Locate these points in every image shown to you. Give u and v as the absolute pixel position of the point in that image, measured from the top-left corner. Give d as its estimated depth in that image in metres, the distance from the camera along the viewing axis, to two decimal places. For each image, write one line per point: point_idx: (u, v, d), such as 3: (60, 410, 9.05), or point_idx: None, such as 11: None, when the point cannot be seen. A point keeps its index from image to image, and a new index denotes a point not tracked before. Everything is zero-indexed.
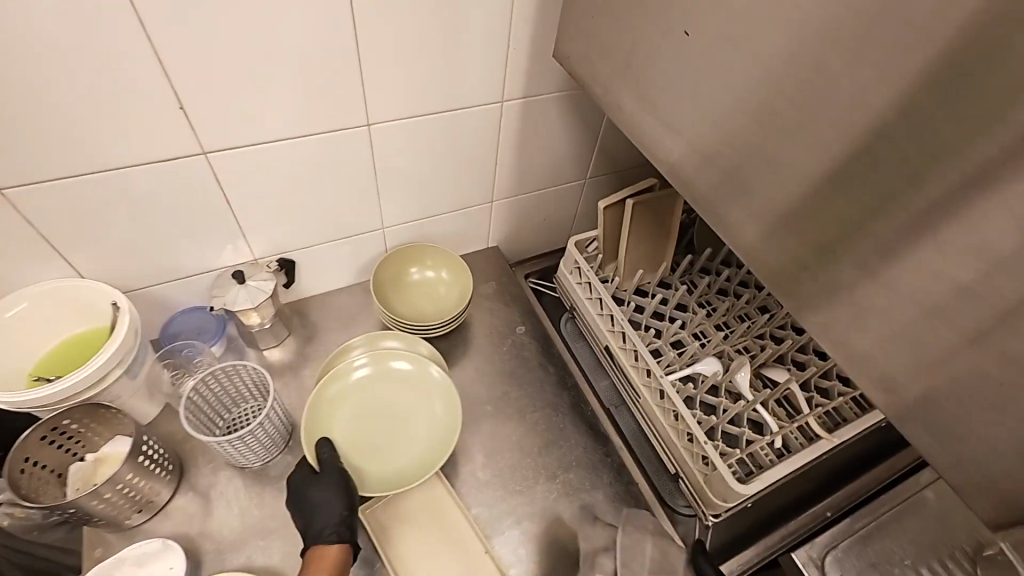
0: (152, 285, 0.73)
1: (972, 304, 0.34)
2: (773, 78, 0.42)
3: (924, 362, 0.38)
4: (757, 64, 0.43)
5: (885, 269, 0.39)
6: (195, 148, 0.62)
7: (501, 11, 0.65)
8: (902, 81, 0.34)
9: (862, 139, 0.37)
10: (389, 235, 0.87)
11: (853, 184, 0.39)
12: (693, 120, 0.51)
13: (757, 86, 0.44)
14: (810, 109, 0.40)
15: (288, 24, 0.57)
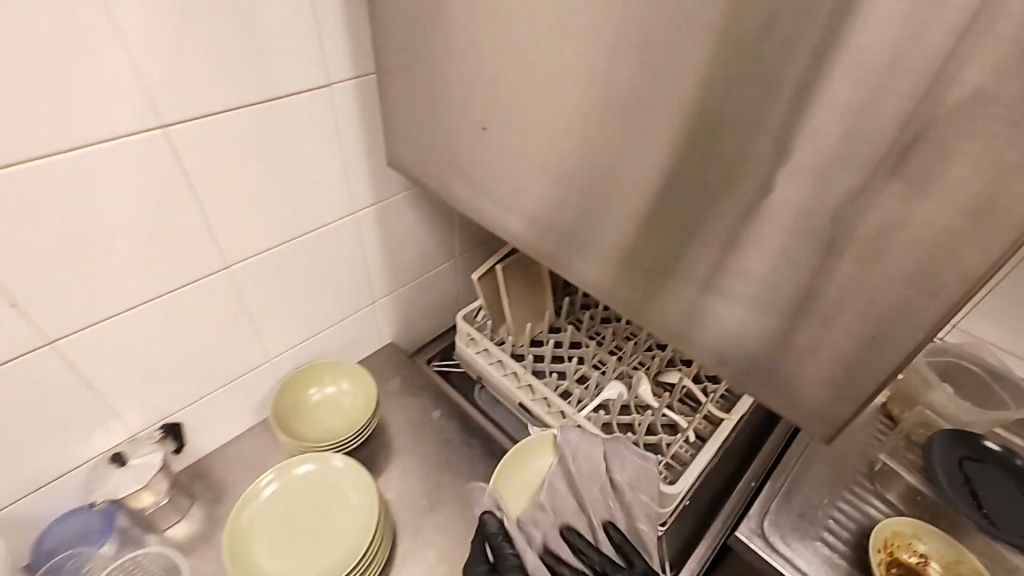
0: (15, 502, 0.65)
1: (741, 279, 0.44)
2: (552, 147, 0.53)
3: (734, 332, 0.48)
4: (540, 140, 0.54)
5: (682, 269, 0.48)
6: (39, 340, 0.59)
7: (331, 137, 0.72)
8: (638, 130, 0.45)
9: (631, 177, 0.48)
10: (279, 366, 0.86)
11: (635, 212, 0.49)
12: (512, 192, 0.60)
13: (546, 155, 0.54)
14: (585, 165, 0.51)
15: (124, 196, 0.57)
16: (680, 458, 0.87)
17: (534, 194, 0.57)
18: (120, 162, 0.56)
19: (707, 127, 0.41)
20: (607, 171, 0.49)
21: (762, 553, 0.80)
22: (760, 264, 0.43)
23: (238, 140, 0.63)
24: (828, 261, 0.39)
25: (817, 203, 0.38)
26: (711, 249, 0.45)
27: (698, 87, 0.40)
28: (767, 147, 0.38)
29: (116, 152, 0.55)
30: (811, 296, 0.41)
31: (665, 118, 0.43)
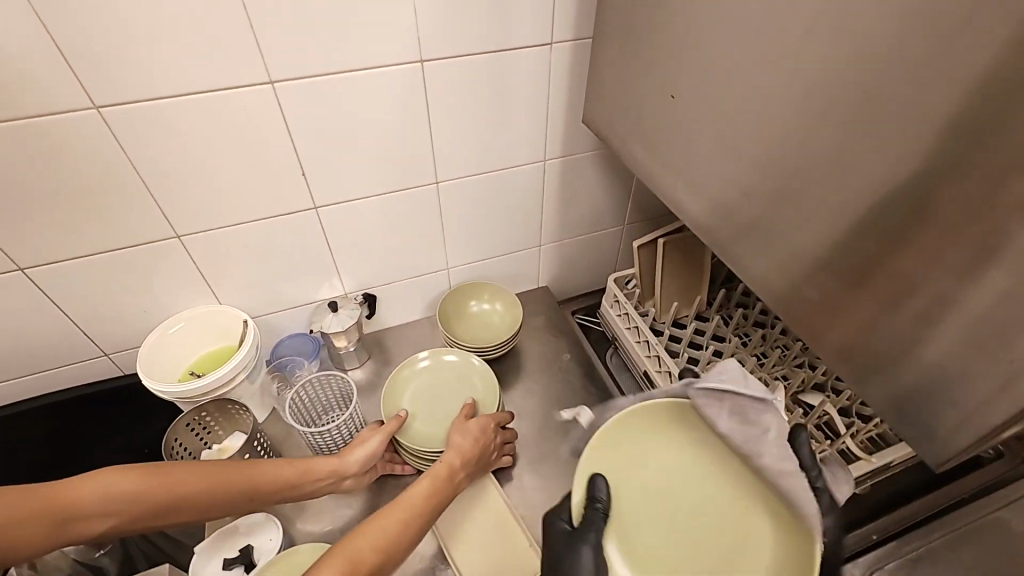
0: (269, 311, 0.92)
1: (893, 279, 0.44)
2: (736, 121, 0.56)
3: (871, 336, 0.47)
4: (726, 112, 0.57)
5: (834, 259, 0.49)
6: (310, 203, 0.82)
7: (541, 89, 0.82)
8: (825, 112, 0.46)
9: (805, 158, 0.49)
10: (453, 275, 1.03)
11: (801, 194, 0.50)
12: (686, 160, 0.64)
13: (728, 128, 0.57)
14: (762, 142, 0.53)
15: (383, 110, 0.76)
16: None
17: (708, 165, 0.61)
18: (389, 83, 0.74)
19: (898, 115, 0.41)
20: (782, 150, 0.51)
21: None
22: (918, 267, 0.42)
23: (472, 79, 0.78)
24: (995, 284, 0.37)
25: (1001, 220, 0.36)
26: (871, 247, 0.45)
27: (899, 72, 0.40)
28: (964, 150, 0.37)
29: (387, 75, 0.73)
30: (966, 318, 0.40)
31: (856, 101, 0.44)
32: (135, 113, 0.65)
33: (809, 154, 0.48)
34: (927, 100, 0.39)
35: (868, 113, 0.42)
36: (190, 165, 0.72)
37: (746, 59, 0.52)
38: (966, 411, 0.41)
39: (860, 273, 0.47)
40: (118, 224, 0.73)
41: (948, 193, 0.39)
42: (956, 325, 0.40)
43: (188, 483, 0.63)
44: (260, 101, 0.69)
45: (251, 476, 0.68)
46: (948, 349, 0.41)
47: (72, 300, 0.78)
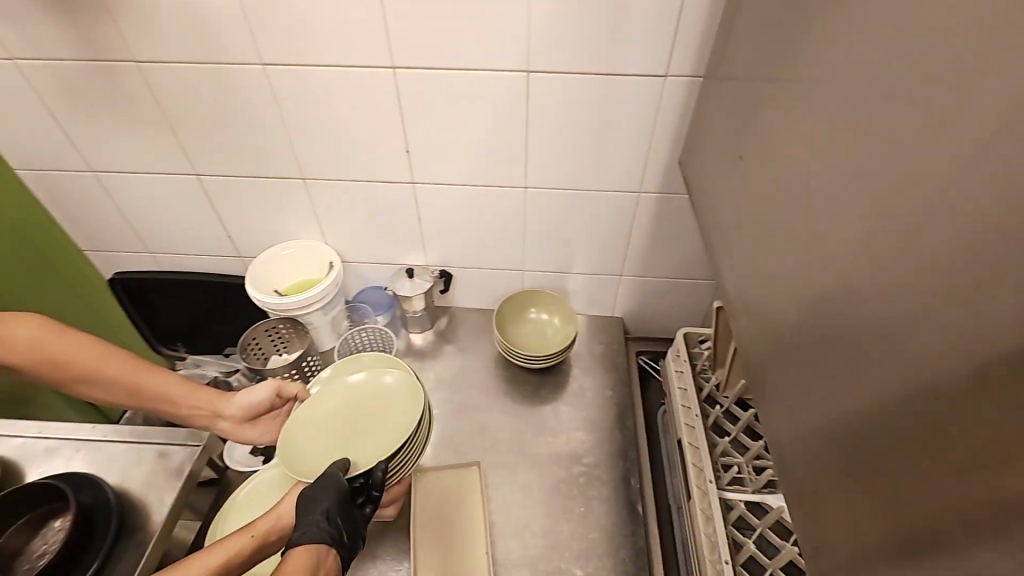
0: (360, 261, 1.06)
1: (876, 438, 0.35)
2: (782, 200, 0.49)
3: (844, 497, 0.39)
4: (776, 187, 0.50)
5: (829, 389, 0.41)
6: (409, 178, 0.92)
7: (647, 120, 0.79)
8: (856, 213, 0.38)
9: (826, 263, 0.41)
10: (526, 278, 1.06)
11: (818, 302, 0.42)
12: (738, 229, 0.58)
13: (775, 205, 0.50)
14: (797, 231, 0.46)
15: (485, 110, 0.81)
16: None
17: (754, 243, 0.54)
18: (494, 89, 0.78)
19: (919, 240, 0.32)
20: (813, 245, 0.43)
21: None
22: (900, 437, 0.33)
23: (575, 98, 0.78)
24: (956, 492, 0.29)
25: (981, 418, 0.27)
26: (860, 394, 0.37)
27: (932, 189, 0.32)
28: (963, 313, 0.29)
29: (493, 79, 0.77)
30: (925, 520, 0.31)
31: (884, 210, 0.35)
32: (288, 74, 0.79)
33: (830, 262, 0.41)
34: (944, 240, 0.30)
35: (889, 235, 0.35)
36: (321, 126, 0.85)
37: (803, 138, 0.45)
38: None
39: (846, 419, 0.38)
40: (263, 158, 0.90)
41: (937, 362, 0.30)
42: (915, 524, 0.32)
43: (68, 359, 0.74)
44: (380, 83, 0.79)
45: (134, 378, 0.78)
46: (907, 548, 0.32)
47: (224, 209, 0.99)
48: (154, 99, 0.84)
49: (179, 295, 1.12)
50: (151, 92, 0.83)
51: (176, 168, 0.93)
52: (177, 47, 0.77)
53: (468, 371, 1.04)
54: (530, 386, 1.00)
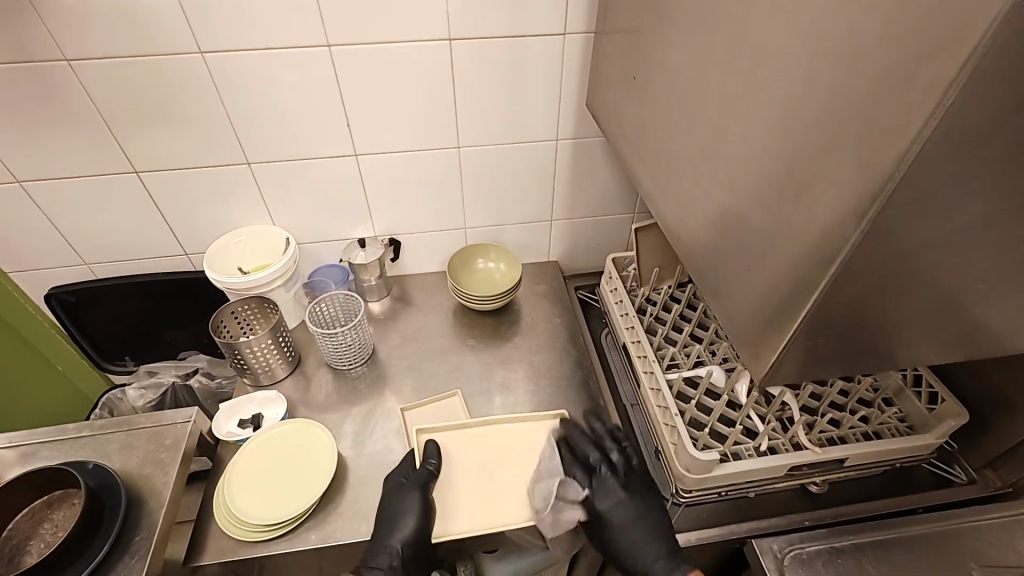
0: (312, 241, 1.12)
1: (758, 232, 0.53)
2: (668, 92, 0.68)
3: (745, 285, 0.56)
4: (665, 86, 0.69)
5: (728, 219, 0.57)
6: (351, 151, 1.00)
7: (556, 74, 0.94)
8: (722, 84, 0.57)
9: (702, 124, 0.61)
10: (470, 235, 1.17)
11: (716, 160, 0.59)
12: (644, 129, 0.78)
13: (664, 96, 0.70)
14: (684, 112, 0.65)
15: (416, 79, 0.92)
16: (739, 455, 0.88)
17: (667, 140, 0.70)
18: (422, 61, 0.90)
19: (766, 87, 0.50)
20: (697, 113, 0.62)
21: (768, 571, 0.78)
22: (776, 223, 0.50)
23: (493, 60, 0.91)
24: (817, 229, 0.45)
25: (820, 177, 0.44)
26: (755, 204, 0.53)
27: (769, 58, 0.49)
28: (802, 116, 0.46)
29: (422, 48, 0.88)
30: (800, 258, 0.47)
31: (742, 82, 0.53)
32: (228, 59, 0.85)
33: (724, 125, 0.57)
34: (783, 81, 0.47)
35: (744, 100, 0.52)
36: (263, 108, 0.91)
37: (690, 47, 0.62)
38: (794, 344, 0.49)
39: (748, 230, 0.55)
40: (208, 148, 0.95)
41: (794, 155, 0.47)
42: (795, 270, 0.49)
43: None
44: (318, 59, 0.87)
45: None
46: (792, 288, 0.49)
47: (167, 203, 1.01)
48: (87, 97, 0.86)
49: (123, 302, 1.10)
50: (83, 90, 0.85)
51: (113, 166, 0.94)
52: (113, 41, 0.81)
53: (432, 325, 1.13)
54: (491, 327, 1.12)
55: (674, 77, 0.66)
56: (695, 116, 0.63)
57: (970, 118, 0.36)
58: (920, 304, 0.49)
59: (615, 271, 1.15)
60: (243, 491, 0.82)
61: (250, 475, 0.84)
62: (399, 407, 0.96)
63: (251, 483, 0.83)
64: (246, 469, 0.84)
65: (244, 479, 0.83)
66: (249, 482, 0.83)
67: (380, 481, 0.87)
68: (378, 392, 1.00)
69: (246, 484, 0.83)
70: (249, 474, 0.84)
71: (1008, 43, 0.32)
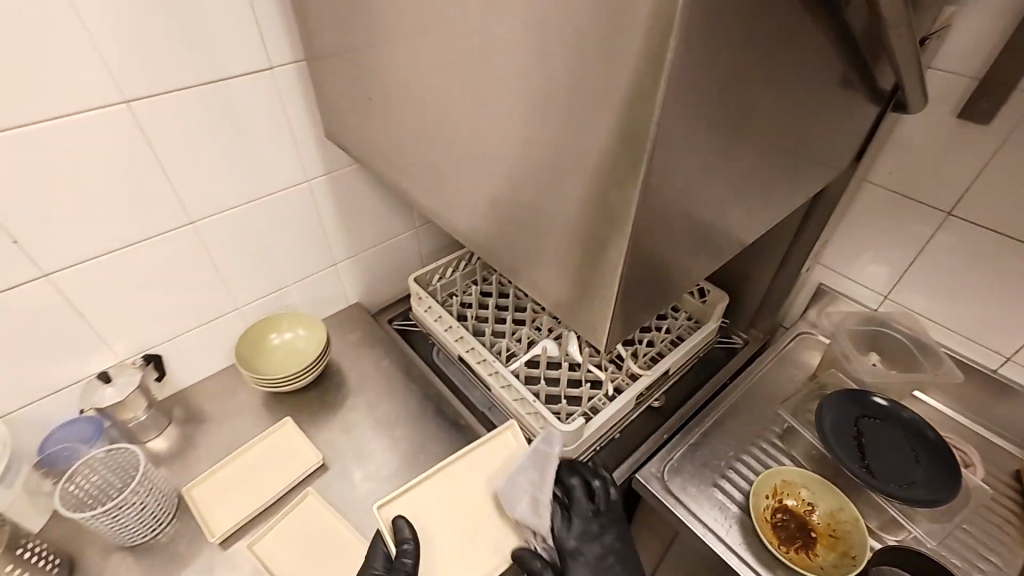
0: (25, 405, 0.81)
1: (549, 216, 0.54)
2: (409, 80, 0.64)
3: (551, 265, 0.58)
4: (401, 74, 0.65)
5: (520, 208, 0.58)
6: (37, 271, 0.74)
7: (281, 114, 0.84)
8: (462, 66, 0.55)
9: (457, 111, 0.59)
10: (248, 312, 1.00)
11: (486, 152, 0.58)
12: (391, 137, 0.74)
13: (402, 84, 0.66)
14: (431, 92, 0.61)
15: (99, 157, 0.72)
16: (596, 408, 0.95)
17: (423, 140, 0.67)
18: (102, 138, 0.71)
19: (511, 67, 0.50)
20: (444, 100, 0.60)
21: (658, 494, 0.86)
22: (557, 201, 0.52)
23: (196, 112, 0.76)
24: (587, 203, 0.48)
25: (580, 156, 0.47)
26: (533, 191, 0.54)
27: (502, 44, 0.49)
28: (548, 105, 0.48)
29: (92, 119, 0.69)
30: (587, 235, 0.51)
31: (484, 65, 0.52)
32: None
33: (483, 127, 0.57)
34: (521, 77, 0.49)
35: (491, 75, 0.52)
36: None
37: (419, 41, 0.59)
38: (610, 300, 0.53)
39: (540, 217, 0.56)
40: None
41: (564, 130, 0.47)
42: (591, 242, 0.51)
43: None
44: None
45: None
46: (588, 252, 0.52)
47: None
48: None
49: None
50: None
51: None
52: None
53: (245, 432, 0.94)
54: (318, 401, 0.98)
55: (408, 61, 0.62)
56: (449, 113, 0.60)
57: (697, 74, 0.39)
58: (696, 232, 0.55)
59: (422, 289, 1.11)
60: None
61: None
62: (215, 544, 0.78)
63: None
64: None
65: None
66: None
67: None
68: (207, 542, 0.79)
69: None
70: None
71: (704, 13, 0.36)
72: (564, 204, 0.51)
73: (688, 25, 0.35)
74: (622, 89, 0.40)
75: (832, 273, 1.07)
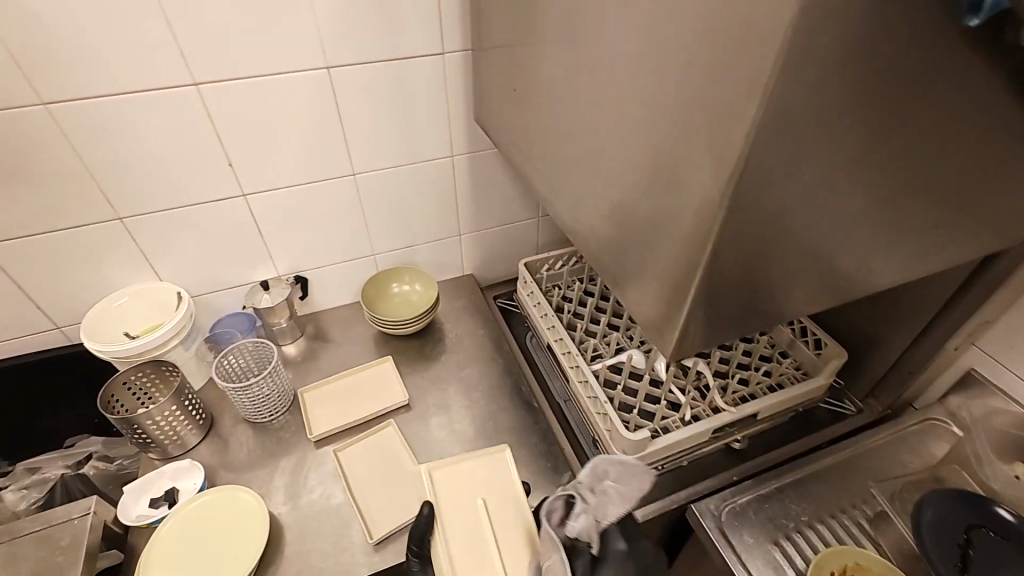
0: (209, 292, 1.04)
1: (645, 222, 0.57)
2: (547, 79, 0.70)
3: (640, 270, 0.60)
4: (542, 74, 0.71)
5: (621, 211, 0.61)
6: (239, 192, 0.94)
7: (442, 94, 0.96)
8: (592, 72, 0.59)
9: (581, 112, 0.63)
10: (380, 260, 1.15)
11: (598, 154, 0.62)
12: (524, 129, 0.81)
13: (542, 83, 0.72)
14: (564, 93, 0.67)
15: (299, 110, 0.89)
16: (667, 429, 0.94)
17: (550, 136, 0.73)
18: (304, 95, 0.88)
19: (632, 76, 0.53)
20: (572, 101, 0.65)
21: (709, 532, 0.83)
22: (655, 208, 0.54)
23: (376, 84, 0.91)
24: (680, 215, 0.49)
25: (680, 168, 0.49)
26: (635, 197, 0.57)
27: (629, 54, 0.52)
28: (650, 112, 0.50)
29: (300, 79, 0.86)
30: (671, 243, 0.52)
31: (609, 74, 0.56)
32: (77, 108, 0.77)
33: (597, 128, 0.60)
34: (637, 83, 0.52)
35: (614, 82, 0.55)
36: (130, 156, 0.84)
37: (562, 45, 0.64)
38: (687, 314, 0.54)
39: (637, 222, 0.58)
40: (68, 205, 0.85)
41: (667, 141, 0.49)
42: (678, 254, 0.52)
43: None
44: (185, 100, 0.82)
45: None
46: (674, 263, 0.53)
47: (28, 278, 0.89)
48: None
49: None
50: None
51: None
52: None
53: (354, 359, 1.09)
54: (416, 351, 1.10)
55: (549, 63, 0.68)
56: (575, 113, 0.65)
57: (806, 101, 0.40)
58: (797, 267, 0.53)
59: (530, 275, 1.18)
60: (163, 534, 0.78)
61: (182, 514, 0.81)
62: (311, 441, 0.93)
63: (173, 527, 0.80)
64: (184, 508, 0.81)
65: (173, 517, 0.80)
66: (173, 524, 0.80)
67: (321, 532, 0.82)
68: (304, 438, 0.94)
69: (173, 527, 0.80)
70: (186, 521, 0.80)
71: (817, 37, 0.36)
72: (660, 213, 0.53)
73: (800, 53, 0.36)
74: (725, 107, 0.41)
75: (985, 359, 0.88)
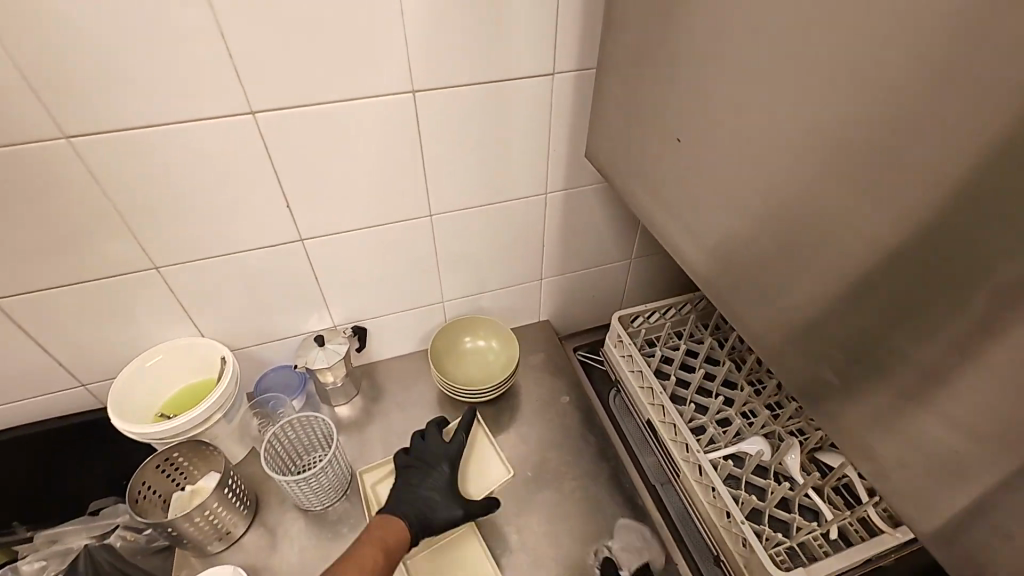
0: (256, 344, 0.89)
1: (916, 370, 0.38)
2: (725, 127, 0.51)
3: (884, 425, 0.42)
4: (714, 119, 0.52)
5: (856, 338, 0.42)
6: (295, 236, 0.78)
7: (544, 123, 0.78)
8: (832, 138, 0.40)
9: (796, 187, 0.44)
10: (450, 308, 0.98)
11: (826, 252, 0.43)
12: (666, 181, 0.62)
13: (711, 131, 0.53)
14: (758, 152, 0.48)
15: (374, 142, 0.72)
16: (809, 549, 0.76)
17: (719, 202, 0.54)
18: (382, 124, 0.70)
19: (939, 162, 0.34)
20: (778, 168, 0.46)
21: None
22: (948, 361, 0.36)
23: (468, 111, 0.73)
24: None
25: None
26: (902, 332, 0.38)
27: (938, 131, 0.33)
28: (994, 228, 0.32)
29: (379, 106, 0.68)
30: (988, 421, 0.34)
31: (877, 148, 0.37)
32: (107, 142, 0.62)
33: (831, 218, 0.42)
34: (956, 177, 0.33)
35: (889, 162, 0.37)
36: (170, 197, 0.68)
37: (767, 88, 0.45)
38: (990, 524, 0.36)
39: (894, 363, 0.40)
40: (95, 254, 0.70)
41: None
42: (996, 443, 0.34)
43: None
44: (238, 131, 0.65)
45: None
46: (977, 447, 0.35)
47: (50, 335, 0.75)
48: None
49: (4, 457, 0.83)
50: None
51: None
52: None
53: (418, 426, 0.93)
54: (489, 419, 0.94)
55: (736, 106, 0.49)
56: (781, 185, 0.46)
57: None
58: None
59: (623, 329, 0.99)
60: None
61: None
62: None
63: None
64: None
65: None
66: None
67: None
68: None
69: None
70: None
71: None
72: (964, 372, 0.35)
73: None
74: None
75: None
